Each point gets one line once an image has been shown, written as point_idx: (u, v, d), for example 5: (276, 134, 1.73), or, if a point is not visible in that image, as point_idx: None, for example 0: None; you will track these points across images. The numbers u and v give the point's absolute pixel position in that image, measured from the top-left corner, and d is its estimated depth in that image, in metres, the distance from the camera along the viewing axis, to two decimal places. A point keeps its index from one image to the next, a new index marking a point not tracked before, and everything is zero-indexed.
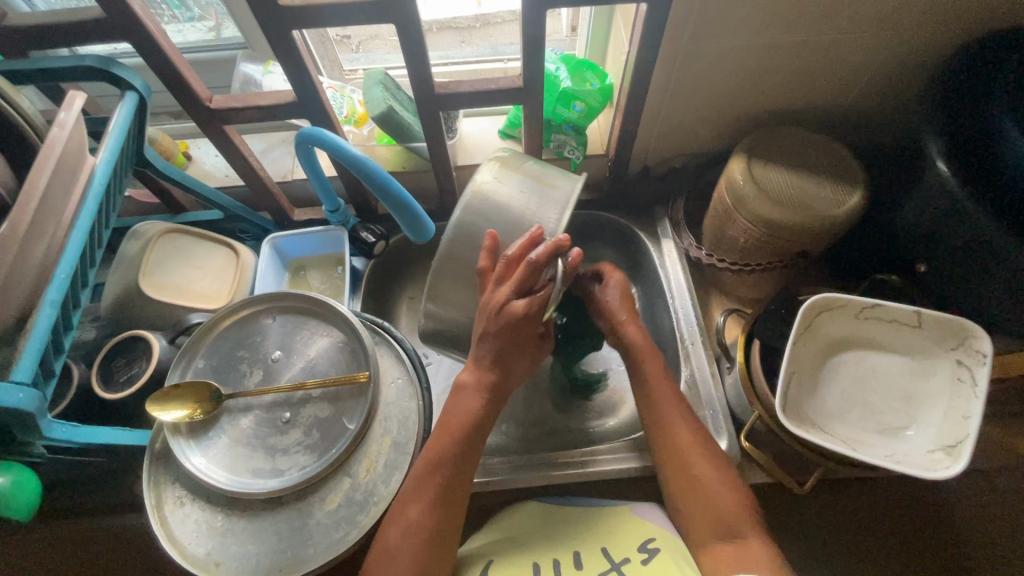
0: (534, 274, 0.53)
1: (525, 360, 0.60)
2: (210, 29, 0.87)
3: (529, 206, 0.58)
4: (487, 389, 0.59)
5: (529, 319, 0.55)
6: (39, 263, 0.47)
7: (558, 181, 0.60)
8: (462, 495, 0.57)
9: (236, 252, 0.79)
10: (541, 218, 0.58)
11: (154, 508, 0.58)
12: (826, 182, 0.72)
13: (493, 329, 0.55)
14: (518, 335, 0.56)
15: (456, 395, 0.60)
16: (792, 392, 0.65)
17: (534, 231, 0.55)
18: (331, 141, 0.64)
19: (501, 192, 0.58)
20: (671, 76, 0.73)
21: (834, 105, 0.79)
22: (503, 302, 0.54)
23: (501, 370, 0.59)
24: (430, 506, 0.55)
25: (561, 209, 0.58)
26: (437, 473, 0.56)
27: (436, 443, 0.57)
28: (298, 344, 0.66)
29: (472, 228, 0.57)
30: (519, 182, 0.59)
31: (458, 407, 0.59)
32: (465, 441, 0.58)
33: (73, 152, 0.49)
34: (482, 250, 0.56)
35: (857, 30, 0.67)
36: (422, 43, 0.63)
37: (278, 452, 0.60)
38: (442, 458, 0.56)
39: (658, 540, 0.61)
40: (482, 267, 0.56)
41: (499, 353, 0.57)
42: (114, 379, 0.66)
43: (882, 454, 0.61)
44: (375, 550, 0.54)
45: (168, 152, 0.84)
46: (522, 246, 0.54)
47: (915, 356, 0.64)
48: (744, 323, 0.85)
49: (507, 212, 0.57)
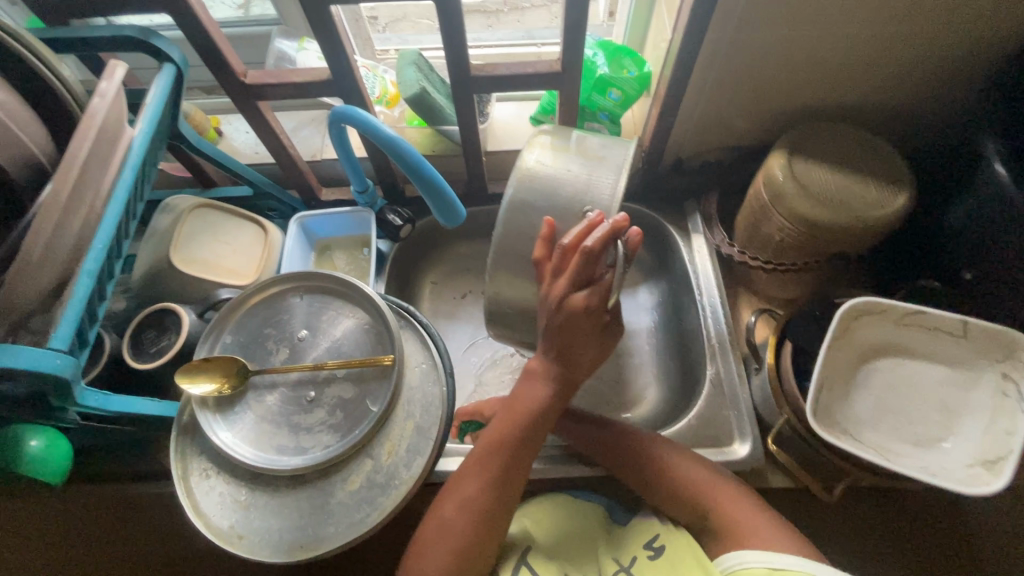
0: (591, 263, 0.51)
1: (592, 351, 0.58)
2: (239, 6, 0.87)
3: (579, 183, 0.57)
4: (557, 378, 0.59)
5: (591, 312, 0.54)
6: (79, 232, 0.47)
7: (607, 153, 0.59)
8: (522, 479, 0.58)
9: (264, 229, 0.79)
10: (594, 188, 0.57)
11: (179, 479, 0.58)
12: (869, 182, 0.70)
13: (556, 324, 0.55)
14: (579, 329, 0.55)
15: (525, 380, 0.61)
16: (823, 397, 0.63)
17: (593, 217, 0.53)
18: (363, 120, 0.63)
19: (551, 169, 0.58)
20: (714, 65, 0.71)
21: (881, 104, 0.76)
22: (562, 296, 0.53)
23: (566, 364, 0.59)
24: (485, 484, 0.56)
25: (614, 178, 0.57)
26: (500, 452, 0.58)
27: (502, 424, 0.59)
28: (323, 324, 0.66)
29: (524, 213, 0.58)
30: (569, 159, 0.59)
31: (526, 390, 0.60)
32: (531, 428, 0.58)
33: (113, 122, 0.49)
34: (540, 238, 0.56)
35: (916, 23, 0.64)
36: (461, 23, 0.61)
37: (302, 429, 0.60)
38: (506, 439, 0.58)
39: (663, 535, 0.63)
40: (539, 257, 0.56)
41: (563, 348, 0.57)
42: (145, 350, 0.66)
43: (916, 466, 0.59)
44: (431, 517, 0.57)
45: (201, 127, 0.85)
46: (580, 233, 0.53)
47: (956, 368, 0.62)
48: (776, 324, 0.81)
49: (557, 191, 0.57)
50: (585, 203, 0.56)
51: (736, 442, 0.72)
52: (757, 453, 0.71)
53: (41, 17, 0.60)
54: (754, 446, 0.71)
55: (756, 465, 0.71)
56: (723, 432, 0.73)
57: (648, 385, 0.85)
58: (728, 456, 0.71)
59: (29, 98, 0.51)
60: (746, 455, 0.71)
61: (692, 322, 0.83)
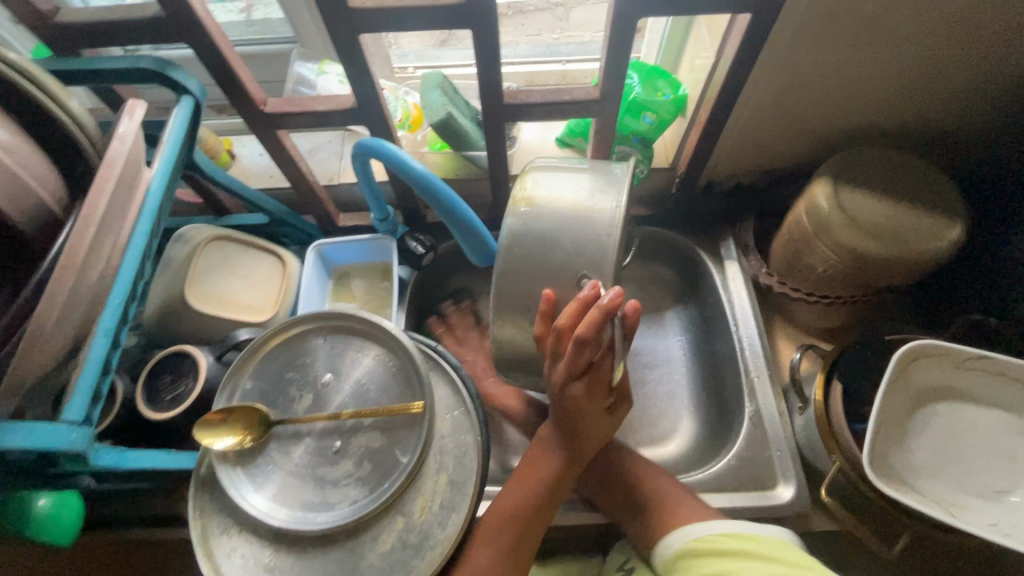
0: (588, 348, 0.48)
1: (599, 427, 0.59)
2: (241, 11, 0.83)
3: (569, 244, 0.51)
4: (567, 450, 0.60)
5: (592, 391, 0.53)
6: (96, 286, 0.43)
7: (597, 203, 0.52)
8: (534, 546, 0.58)
9: (282, 261, 0.75)
10: (594, 213, 0.52)
11: (198, 539, 0.54)
12: (921, 213, 0.66)
13: (560, 401, 0.54)
14: (582, 405, 0.54)
15: (535, 447, 0.62)
16: (879, 444, 0.60)
17: (586, 292, 0.47)
18: (391, 153, 0.60)
19: (537, 229, 0.52)
20: (758, 89, 0.67)
21: (927, 126, 0.72)
22: (563, 381, 0.51)
23: (575, 437, 0.59)
24: (499, 553, 0.55)
25: (614, 200, 0.52)
26: (514, 519, 0.57)
27: (514, 492, 0.59)
28: (347, 366, 0.62)
29: (530, 242, 0.52)
30: (556, 215, 0.52)
31: (535, 459, 0.61)
32: (543, 499, 0.59)
33: (132, 166, 0.45)
34: (539, 312, 0.52)
35: (974, 45, 0.60)
36: (498, 51, 0.57)
37: (329, 483, 0.56)
38: (519, 507, 0.58)
39: (634, 560, 0.66)
40: (539, 333, 0.52)
41: (566, 424, 0.58)
42: (159, 398, 0.62)
43: (984, 523, 0.56)
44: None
45: (213, 151, 0.81)
46: (574, 311, 0.47)
47: (1021, 415, 0.59)
48: (820, 360, 0.78)
49: (557, 219, 0.52)
50: (577, 269, 0.51)
51: (780, 485, 0.68)
52: (803, 498, 0.67)
53: (51, 46, 0.56)
54: (801, 492, 0.68)
55: (802, 510, 0.67)
56: (766, 473, 0.69)
57: (680, 419, 0.81)
58: (772, 501, 0.67)
59: (40, 138, 0.47)
60: (792, 499, 0.67)
61: (727, 354, 0.79)
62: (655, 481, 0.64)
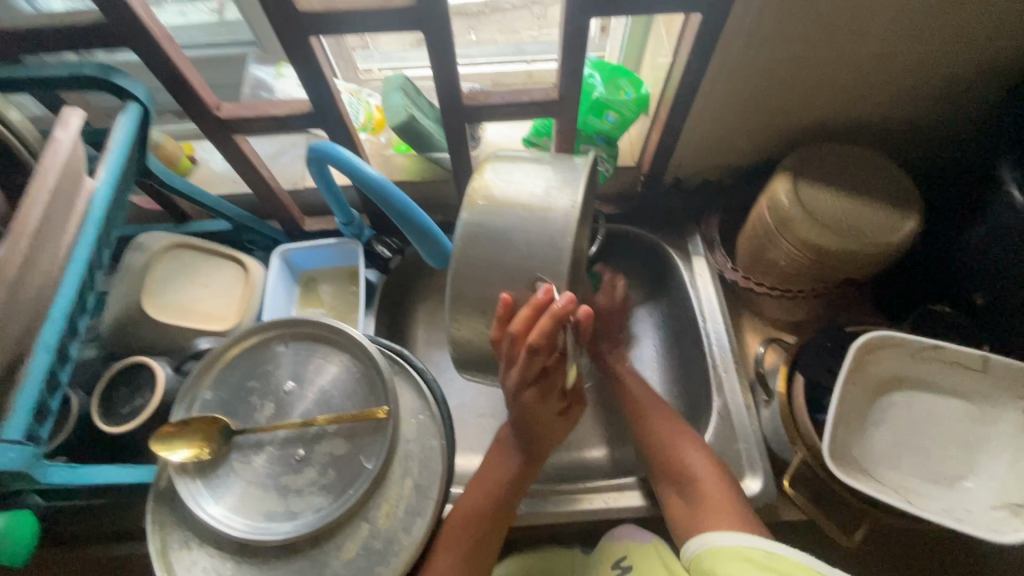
0: (541, 353, 0.48)
1: (556, 429, 0.60)
2: (213, 11, 0.81)
3: (524, 243, 0.51)
4: (526, 450, 0.61)
5: (545, 395, 0.54)
6: (34, 300, 0.42)
7: (553, 201, 0.52)
8: (498, 543, 0.58)
9: (245, 267, 0.74)
10: (549, 212, 0.52)
11: (157, 554, 0.53)
12: (878, 207, 0.67)
13: (516, 404, 0.54)
14: (535, 405, 0.55)
15: (494, 451, 0.63)
16: (840, 435, 0.61)
17: (540, 297, 0.47)
18: (344, 159, 0.59)
19: (491, 231, 0.52)
20: (716, 88, 0.68)
21: (884, 121, 0.73)
22: (516, 385, 0.51)
23: (533, 439, 0.60)
24: (463, 554, 0.56)
25: (571, 197, 0.52)
26: (476, 522, 0.58)
27: (477, 495, 0.59)
28: (310, 373, 0.62)
29: (487, 243, 0.52)
30: (511, 219, 0.52)
31: (497, 460, 0.62)
32: (503, 498, 0.59)
33: (70, 176, 0.44)
34: (496, 315, 0.51)
35: (922, 42, 0.62)
36: (453, 53, 0.57)
37: (292, 492, 0.56)
38: (485, 508, 0.58)
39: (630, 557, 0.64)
40: (496, 337, 0.52)
41: (521, 427, 0.59)
42: (116, 411, 0.61)
43: (939, 509, 0.57)
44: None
45: (172, 157, 0.80)
46: (528, 316, 0.48)
47: (976, 403, 0.60)
48: (784, 353, 0.79)
49: (511, 218, 0.52)
50: (531, 271, 0.51)
51: (748, 477, 0.69)
52: (769, 489, 0.68)
53: None
54: (767, 483, 0.68)
55: (770, 501, 0.68)
56: (734, 466, 0.70)
57: None
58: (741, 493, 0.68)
59: None
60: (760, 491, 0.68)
61: (696, 349, 0.80)
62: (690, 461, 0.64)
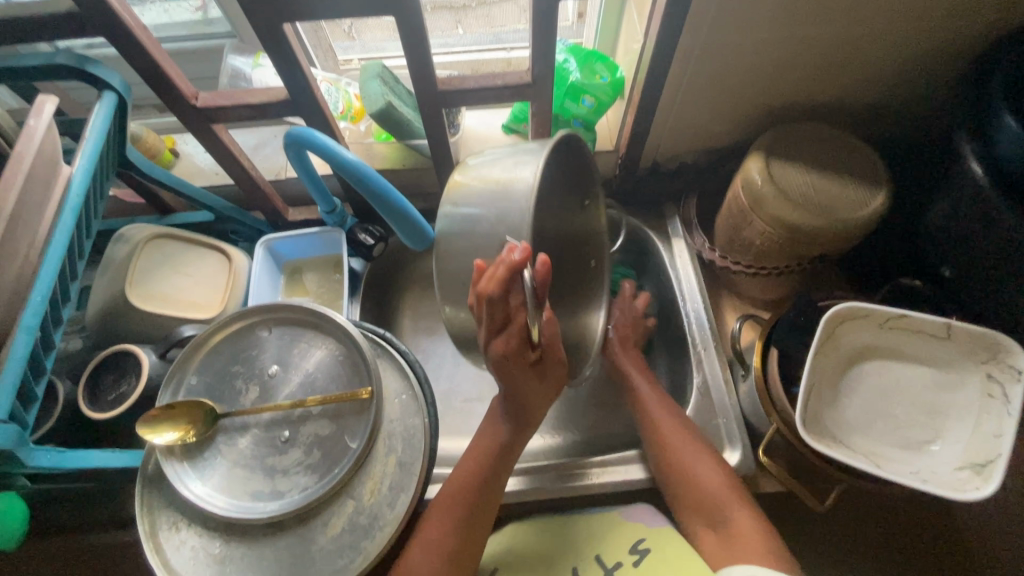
0: (498, 305, 0.49)
1: (540, 395, 0.62)
2: (195, 9, 0.81)
3: (493, 219, 0.51)
4: (513, 420, 0.63)
5: (514, 352, 0.55)
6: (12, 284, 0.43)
7: (516, 173, 0.51)
8: (493, 512, 0.60)
9: (228, 257, 0.75)
10: (512, 184, 0.51)
11: (147, 535, 0.54)
12: (848, 183, 0.69)
13: (491, 365, 0.56)
14: (512, 370, 0.57)
15: (486, 421, 0.65)
16: (812, 404, 0.62)
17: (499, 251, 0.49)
18: (322, 143, 0.60)
19: (467, 215, 0.53)
20: (688, 70, 0.69)
21: (854, 100, 0.75)
22: (484, 340, 0.54)
23: (518, 407, 0.62)
24: (454, 525, 0.57)
25: (533, 166, 0.50)
26: (463, 497, 0.59)
27: (465, 469, 0.61)
28: (295, 358, 0.63)
29: (465, 225, 0.53)
30: (479, 194, 0.53)
31: (485, 431, 0.64)
32: (490, 469, 0.61)
33: (45, 164, 0.45)
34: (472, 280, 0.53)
35: (885, 21, 0.63)
36: (425, 37, 0.58)
37: (278, 472, 0.57)
38: (473, 482, 0.60)
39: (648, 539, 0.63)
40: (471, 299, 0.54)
41: (506, 394, 0.61)
42: (103, 398, 0.62)
43: (908, 471, 0.59)
44: (416, 550, 0.56)
45: (153, 150, 0.80)
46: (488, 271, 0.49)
47: (942, 369, 0.62)
48: (760, 329, 0.81)
49: (483, 199, 0.53)
50: (500, 237, 0.51)
51: (727, 450, 0.71)
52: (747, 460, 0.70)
53: None
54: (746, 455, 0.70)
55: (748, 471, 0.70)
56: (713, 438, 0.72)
57: None
58: None
59: None
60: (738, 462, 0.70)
61: (677, 328, 0.82)
62: (690, 449, 0.65)
